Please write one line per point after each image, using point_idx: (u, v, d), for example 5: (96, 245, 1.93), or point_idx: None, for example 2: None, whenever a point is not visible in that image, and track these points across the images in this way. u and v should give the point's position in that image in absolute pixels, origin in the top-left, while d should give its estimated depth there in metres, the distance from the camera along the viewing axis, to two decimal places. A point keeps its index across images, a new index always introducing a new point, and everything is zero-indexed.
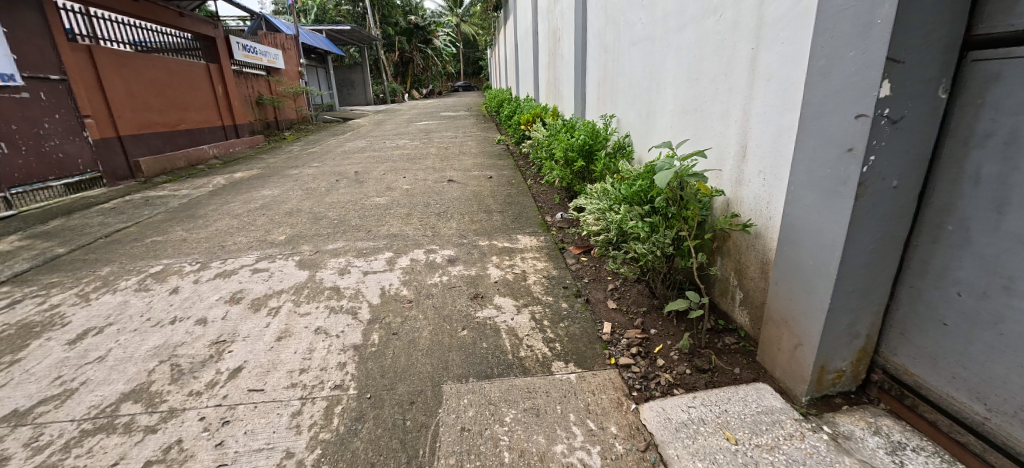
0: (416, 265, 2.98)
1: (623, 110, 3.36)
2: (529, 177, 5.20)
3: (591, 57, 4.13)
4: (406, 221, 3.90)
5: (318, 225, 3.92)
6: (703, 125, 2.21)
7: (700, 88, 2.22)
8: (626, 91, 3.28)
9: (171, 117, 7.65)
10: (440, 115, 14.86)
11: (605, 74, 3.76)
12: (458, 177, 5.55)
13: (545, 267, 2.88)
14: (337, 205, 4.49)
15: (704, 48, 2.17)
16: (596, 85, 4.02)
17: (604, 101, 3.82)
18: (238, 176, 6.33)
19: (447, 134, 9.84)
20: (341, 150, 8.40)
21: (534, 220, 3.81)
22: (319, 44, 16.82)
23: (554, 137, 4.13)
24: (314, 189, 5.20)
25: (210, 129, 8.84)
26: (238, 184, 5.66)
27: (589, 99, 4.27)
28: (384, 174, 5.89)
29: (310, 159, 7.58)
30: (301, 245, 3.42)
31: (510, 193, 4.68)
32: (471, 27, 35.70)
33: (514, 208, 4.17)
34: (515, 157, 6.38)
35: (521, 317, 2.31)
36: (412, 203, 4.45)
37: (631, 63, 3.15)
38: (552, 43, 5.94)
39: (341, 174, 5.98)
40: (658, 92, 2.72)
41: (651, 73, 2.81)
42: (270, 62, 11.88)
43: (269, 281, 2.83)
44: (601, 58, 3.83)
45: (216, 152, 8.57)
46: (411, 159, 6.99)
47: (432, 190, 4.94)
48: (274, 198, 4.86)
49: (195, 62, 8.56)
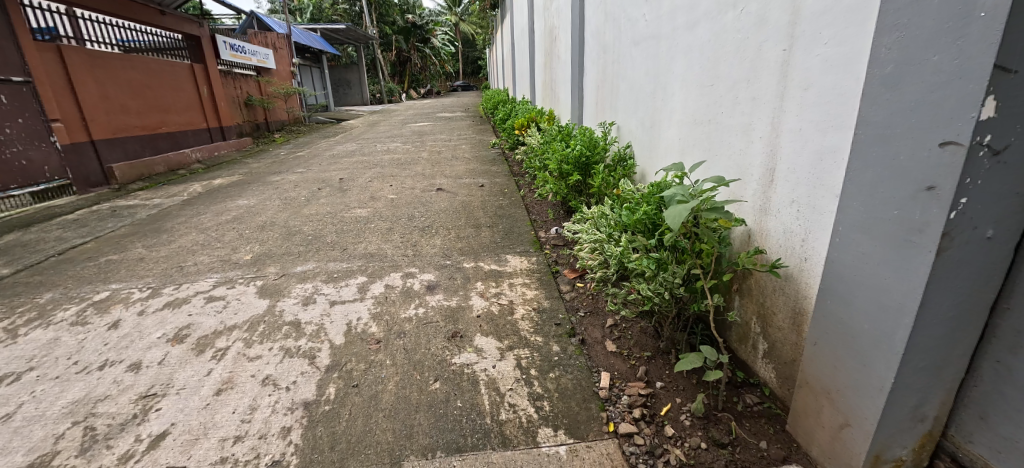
0: (391, 294, 2.64)
1: (623, 117, 3.04)
2: (522, 186, 4.87)
3: (589, 57, 3.80)
4: (386, 238, 3.56)
5: (290, 241, 3.59)
6: (718, 140, 1.88)
7: (715, 95, 1.89)
8: (627, 95, 2.96)
9: (149, 120, 7.34)
10: (436, 116, 14.52)
11: (603, 76, 3.43)
12: (447, 186, 5.21)
13: (535, 297, 2.55)
14: (314, 218, 4.16)
15: (720, 48, 1.84)
16: (594, 88, 3.69)
17: (602, 105, 3.49)
18: (217, 183, 6.00)
19: (442, 137, 9.52)
20: (330, 154, 8.07)
21: (525, 237, 3.48)
22: (312, 43, 16.50)
23: (549, 146, 3.80)
24: (293, 199, 4.86)
25: (194, 131, 8.52)
26: (214, 193, 5.33)
27: (587, 102, 3.94)
28: (370, 182, 5.55)
29: (296, 164, 7.25)
30: (267, 268, 3.09)
31: (502, 204, 4.34)
32: (470, 27, 35.39)
33: (505, 222, 3.84)
34: (509, 163, 6.05)
35: (504, 364, 1.98)
36: (396, 216, 4.11)
37: (633, 63, 2.82)
38: (548, 43, 5.61)
39: (324, 182, 5.64)
40: (664, 97, 2.40)
41: (656, 75, 2.48)
42: (260, 62, 11.54)
43: (222, 313, 2.49)
44: (600, 58, 3.50)
45: (199, 156, 8.25)
46: (401, 164, 6.65)
47: (418, 200, 4.60)
48: (249, 209, 4.52)
49: (177, 62, 8.24)
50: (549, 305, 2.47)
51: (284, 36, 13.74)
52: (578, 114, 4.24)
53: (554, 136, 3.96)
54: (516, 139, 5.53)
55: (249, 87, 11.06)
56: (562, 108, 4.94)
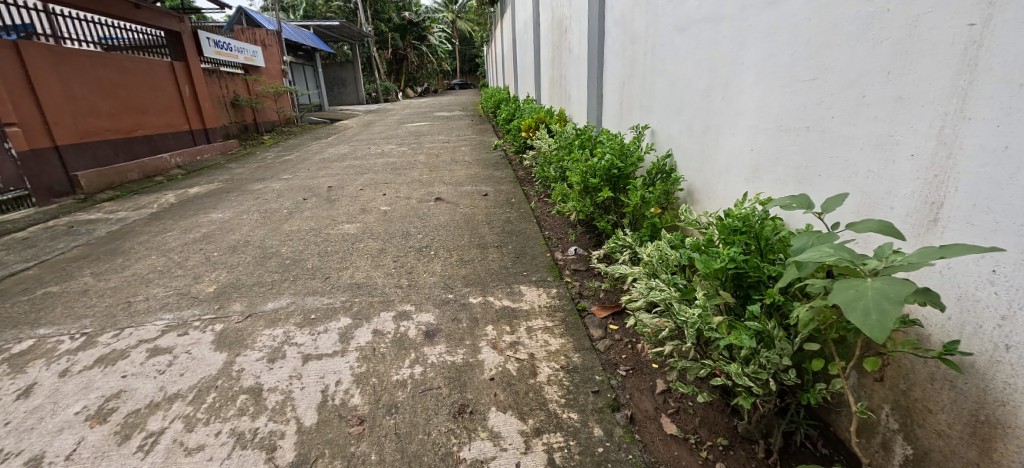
0: (380, 343, 2.11)
1: (661, 121, 2.53)
2: (531, 195, 4.35)
3: (611, 50, 3.28)
4: (376, 262, 3.03)
5: (263, 267, 3.05)
6: (823, 155, 1.38)
7: (818, 93, 1.38)
8: (665, 93, 2.44)
9: (124, 122, 6.82)
10: (434, 115, 13.99)
11: (631, 71, 2.91)
12: (447, 195, 4.68)
13: (561, 348, 2.03)
14: (295, 236, 3.62)
15: (828, 29, 1.33)
16: (619, 84, 3.17)
17: (630, 106, 2.98)
18: (193, 192, 5.46)
19: (440, 137, 8.99)
20: (320, 157, 7.53)
21: (542, 262, 2.95)
22: (305, 41, 15.94)
23: (565, 152, 3.27)
24: (274, 212, 4.33)
25: (175, 134, 7.99)
26: (187, 204, 4.79)
27: (608, 101, 3.42)
28: (361, 190, 5.01)
29: (282, 168, 6.70)
30: (231, 304, 2.55)
31: (510, 218, 3.81)
32: (467, 24, 34.85)
33: (515, 242, 3.31)
34: (514, 168, 5.52)
35: (530, 462, 1.47)
36: (389, 233, 3.58)
37: (675, 54, 2.30)
38: (556, 35, 5.08)
39: (311, 191, 5.10)
40: (724, 96, 1.89)
41: (710, 68, 1.97)
42: (246, 59, 10.99)
43: (164, 374, 1.97)
44: (626, 49, 2.98)
45: (179, 160, 7.72)
46: (396, 169, 6.11)
47: (414, 213, 4.06)
48: (222, 225, 3.99)
49: (155, 60, 7.70)
50: (580, 361, 1.95)
51: (273, 33, 13.19)
52: (595, 115, 3.72)
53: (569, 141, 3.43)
54: (522, 142, 4.98)
55: (236, 86, 10.50)
56: (575, 108, 4.39)
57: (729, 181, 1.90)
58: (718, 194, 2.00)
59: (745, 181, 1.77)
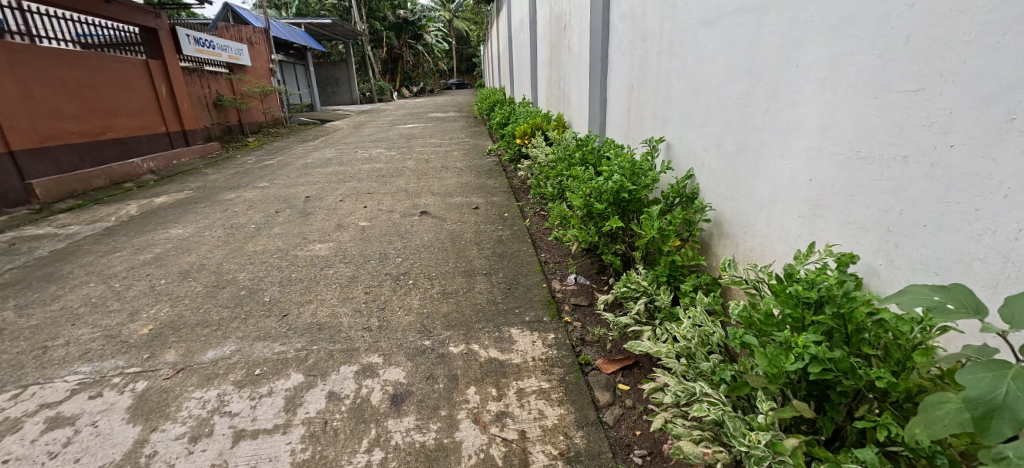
0: (334, 414, 1.70)
1: (678, 133, 2.14)
2: (527, 210, 3.95)
3: (617, 48, 2.86)
4: (344, 295, 2.60)
5: (213, 300, 2.62)
6: (934, 198, 1.01)
7: (928, 111, 1.01)
8: (684, 100, 2.05)
9: (91, 125, 6.39)
10: (427, 117, 13.58)
11: (641, 71, 2.51)
12: (434, 208, 4.25)
13: (560, 423, 1.63)
14: (257, 259, 3.19)
15: (950, 22, 0.96)
16: (625, 87, 2.76)
17: (638, 113, 2.58)
18: (159, 202, 5.03)
19: (432, 140, 8.57)
20: (304, 162, 7.10)
21: (539, 295, 2.54)
22: (295, 39, 15.50)
23: (565, 165, 2.86)
24: (240, 228, 3.89)
25: (149, 137, 7.56)
26: (148, 218, 4.35)
27: (613, 107, 3.01)
28: (340, 201, 4.58)
29: (261, 175, 6.27)
30: (163, 353, 2.12)
31: (501, 238, 3.39)
32: (464, 23, 34.44)
33: (506, 268, 2.89)
34: (509, 178, 5.12)
35: None
36: (364, 255, 3.15)
37: (699, 53, 1.91)
38: (555, 33, 4.68)
39: (286, 202, 4.67)
40: (768, 108, 1.51)
41: (750, 72, 1.59)
42: (231, 58, 10.66)
43: (55, 460, 1.56)
44: (635, 47, 2.58)
45: (153, 165, 7.29)
46: (381, 177, 5.68)
47: (395, 230, 3.63)
48: (179, 244, 3.55)
49: (128, 58, 7.29)
50: (583, 444, 1.54)
51: (261, 30, 12.76)
52: (597, 124, 3.31)
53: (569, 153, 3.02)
54: (517, 151, 4.56)
55: (218, 85, 10.07)
56: (576, 115, 3.99)
57: (774, 214, 1.52)
58: (756, 229, 1.62)
59: (800, 219, 1.40)
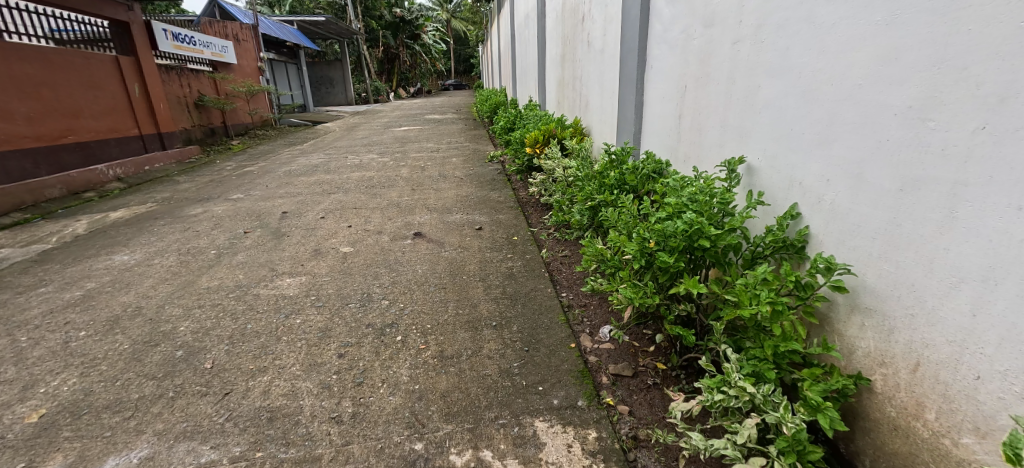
0: None
1: (766, 153, 1.53)
2: (540, 233, 3.35)
3: (662, 39, 2.27)
4: (310, 360, 1.98)
5: (136, 368, 2.00)
6: None
7: None
8: (779, 106, 1.46)
9: (49, 127, 5.85)
10: (424, 118, 13.00)
11: (701, 68, 1.92)
12: (429, 228, 3.64)
13: None
14: (208, 300, 2.55)
15: None
16: (673, 89, 2.17)
17: (696, 122, 1.98)
18: (114, 218, 4.40)
19: (429, 145, 7.96)
20: (288, 169, 6.47)
21: (569, 362, 1.93)
22: (287, 37, 14.85)
23: (597, 189, 2.26)
24: (198, 254, 3.27)
25: (119, 140, 7.00)
26: (94, 239, 3.73)
27: (654, 114, 2.42)
28: (321, 220, 3.95)
29: (237, 184, 5.63)
30: (46, 461, 1.54)
31: (512, 271, 2.77)
32: (462, 23, 33.88)
33: (521, 317, 2.27)
34: (516, 193, 4.53)
35: None
36: (340, 296, 2.52)
37: (811, 38, 1.32)
38: (568, 26, 4.09)
39: (259, 219, 4.04)
40: (983, 123, 0.91)
41: (930, 63, 1.00)
42: (214, 55, 10.06)
43: None
44: (690, 37, 1.99)
45: (121, 171, 6.66)
46: (371, 188, 5.05)
47: (382, 260, 3.01)
48: (119, 277, 2.94)
49: (95, 54, 6.74)
50: None
51: (249, 27, 12.15)
52: (628, 133, 2.72)
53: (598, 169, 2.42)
54: (525, 162, 3.94)
55: (200, 85, 9.52)
56: (597, 122, 3.40)
57: (988, 298, 0.92)
58: (940, 315, 1.02)
59: None
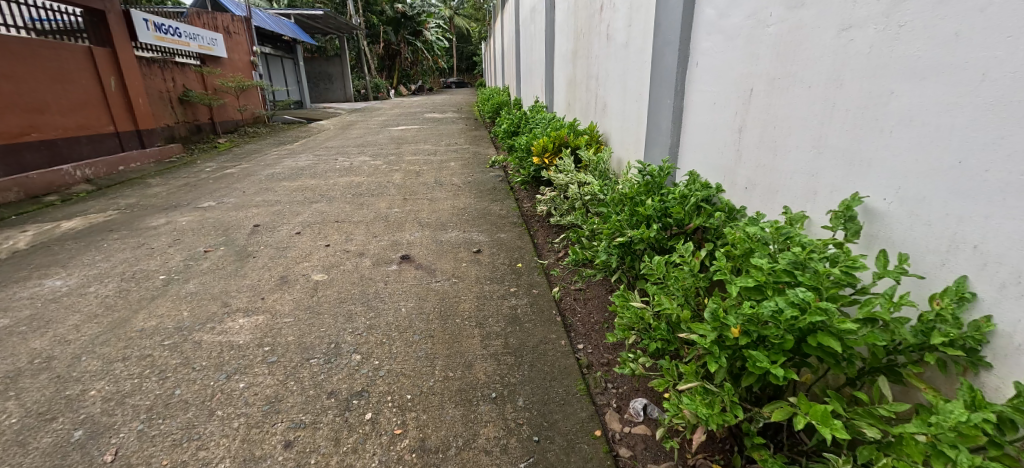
0: None
1: (901, 197, 1.05)
2: (549, 261, 2.86)
3: (714, 26, 1.77)
4: (245, 453, 1.47)
5: (15, 458, 1.50)
6: None
7: None
8: (936, 127, 0.98)
9: (9, 124, 5.48)
10: (423, 117, 12.49)
11: (779, 66, 1.42)
12: (419, 249, 3.13)
13: None
14: (136, 350, 2.04)
15: None
16: (729, 93, 1.68)
17: (767, 139, 1.50)
18: (66, 228, 3.90)
19: (426, 146, 7.45)
20: (271, 171, 5.97)
21: (594, 463, 1.43)
22: (283, 31, 14.33)
23: (628, 222, 1.76)
24: (144, 280, 2.77)
25: (90, 138, 6.57)
26: (31, 256, 3.23)
27: (698, 123, 1.92)
28: (295, 237, 3.43)
29: (212, 189, 5.12)
30: None
31: (516, 313, 2.26)
32: (464, 21, 33.39)
33: (529, 385, 1.76)
34: (521, 206, 4.03)
35: None
36: (301, 347, 2.00)
37: (1013, 24, 0.85)
38: (583, 17, 3.60)
39: (226, 234, 3.54)
40: None
41: None
42: (202, 48, 9.57)
43: None
44: (762, 25, 1.49)
45: (90, 172, 6.18)
46: (358, 197, 4.53)
47: (358, 293, 2.50)
48: (41, 311, 2.43)
49: (66, 45, 6.30)
50: None
51: (242, 19, 11.65)
52: (659, 145, 2.23)
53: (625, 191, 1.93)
54: (531, 172, 3.43)
55: (186, 79, 9.09)
56: (617, 129, 2.90)
57: None
58: None
59: None
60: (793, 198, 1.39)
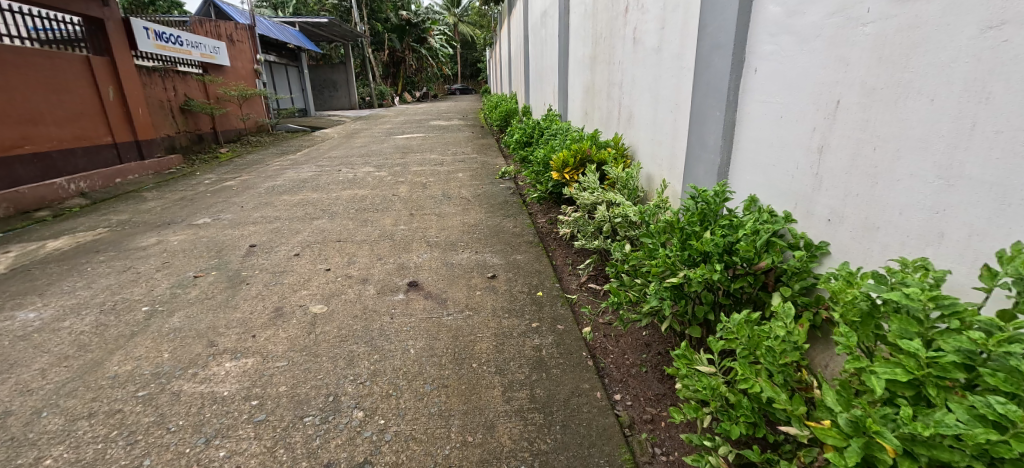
0: None
1: None
2: (572, 290, 2.58)
3: (782, 26, 1.49)
4: None
5: None
6: None
7: None
8: None
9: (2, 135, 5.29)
10: (428, 125, 12.27)
11: (881, 74, 1.14)
12: (428, 273, 2.86)
13: None
14: (105, 405, 1.78)
15: None
16: (802, 106, 1.40)
17: (861, 163, 1.21)
18: (51, 248, 3.66)
19: (433, 156, 7.21)
20: (272, 183, 5.73)
21: None
22: (287, 39, 14.18)
23: (681, 258, 1.48)
24: (124, 312, 2.51)
25: (86, 149, 6.36)
26: (8, 282, 2.99)
27: (758, 140, 1.64)
28: (294, 259, 3.17)
29: (209, 203, 4.88)
30: None
31: (541, 356, 1.98)
32: (469, 28, 33.37)
33: (563, 454, 1.48)
34: (535, 223, 3.75)
35: None
36: (293, 401, 1.73)
37: None
38: (605, 20, 3.34)
39: (219, 255, 3.29)
40: None
41: None
42: (204, 56, 9.38)
43: None
44: (855, 23, 1.21)
45: (85, 185, 5.97)
46: (361, 212, 4.28)
47: (361, 329, 2.22)
48: (7, 352, 2.18)
49: (63, 54, 6.13)
50: None
51: (245, 27, 11.50)
52: (704, 163, 1.94)
53: (671, 218, 1.66)
54: (549, 188, 3.16)
55: (187, 88, 8.91)
56: (646, 140, 2.63)
57: None
58: None
59: None
60: (903, 238, 1.11)
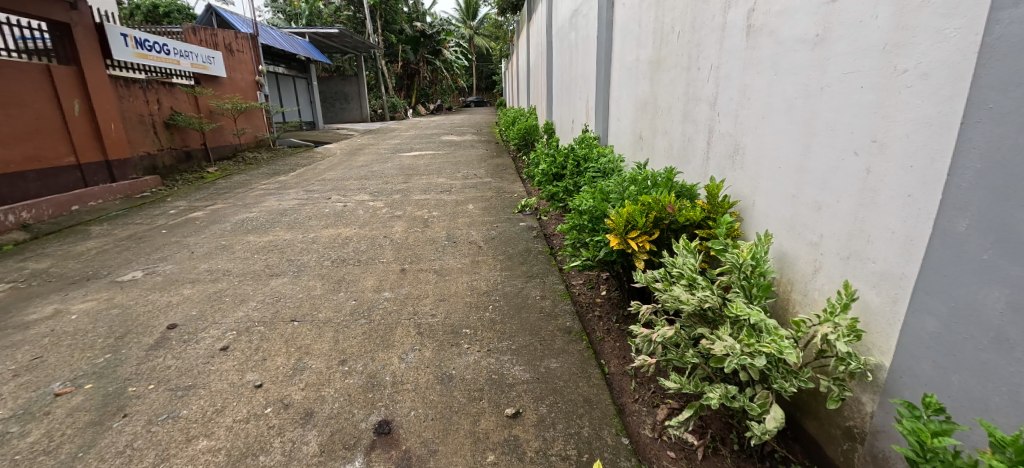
0: None
1: None
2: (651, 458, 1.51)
3: None
4: None
5: None
6: None
7: None
8: None
9: None
10: (439, 139, 11.30)
11: None
12: (409, 400, 1.79)
13: None
14: None
15: None
16: None
17: None
18: None
19: (440, 179, 6.21)
20: (244, 216, 4.77)
21: None
22: (296, 50, 13.41)
23: None
24: None
25: (41, 172, 5.47)
26: None
27: None
28: (216, 359, 2.13)
29: (156, 246, 3.91)
30: None
31: None
32: (485, 40, 32.63)
33: None
34: (571, 293, 2.68)
35: None
36: None
37: None
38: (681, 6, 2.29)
39: (116, 347, 2.28)
40: None
41: None
42: (195, 66, 8.53)
43: None
44: None
45: (30, 215, 5.09)
46: (339, 266, 3.26)
47: None
48: None
49: (16, 63, 5.24)
50: None
51: (246, 36, 10.70)
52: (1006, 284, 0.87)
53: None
54: (598, 256, 2.09)
55: (174, 102, 8.05)
56: (776, 195, 1.56)
57: None
58: None
59: None
60: None
